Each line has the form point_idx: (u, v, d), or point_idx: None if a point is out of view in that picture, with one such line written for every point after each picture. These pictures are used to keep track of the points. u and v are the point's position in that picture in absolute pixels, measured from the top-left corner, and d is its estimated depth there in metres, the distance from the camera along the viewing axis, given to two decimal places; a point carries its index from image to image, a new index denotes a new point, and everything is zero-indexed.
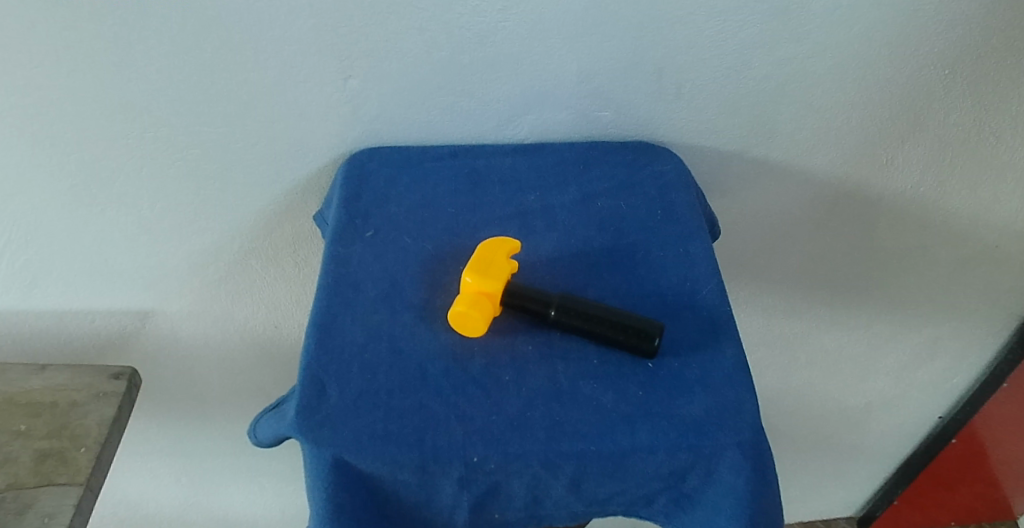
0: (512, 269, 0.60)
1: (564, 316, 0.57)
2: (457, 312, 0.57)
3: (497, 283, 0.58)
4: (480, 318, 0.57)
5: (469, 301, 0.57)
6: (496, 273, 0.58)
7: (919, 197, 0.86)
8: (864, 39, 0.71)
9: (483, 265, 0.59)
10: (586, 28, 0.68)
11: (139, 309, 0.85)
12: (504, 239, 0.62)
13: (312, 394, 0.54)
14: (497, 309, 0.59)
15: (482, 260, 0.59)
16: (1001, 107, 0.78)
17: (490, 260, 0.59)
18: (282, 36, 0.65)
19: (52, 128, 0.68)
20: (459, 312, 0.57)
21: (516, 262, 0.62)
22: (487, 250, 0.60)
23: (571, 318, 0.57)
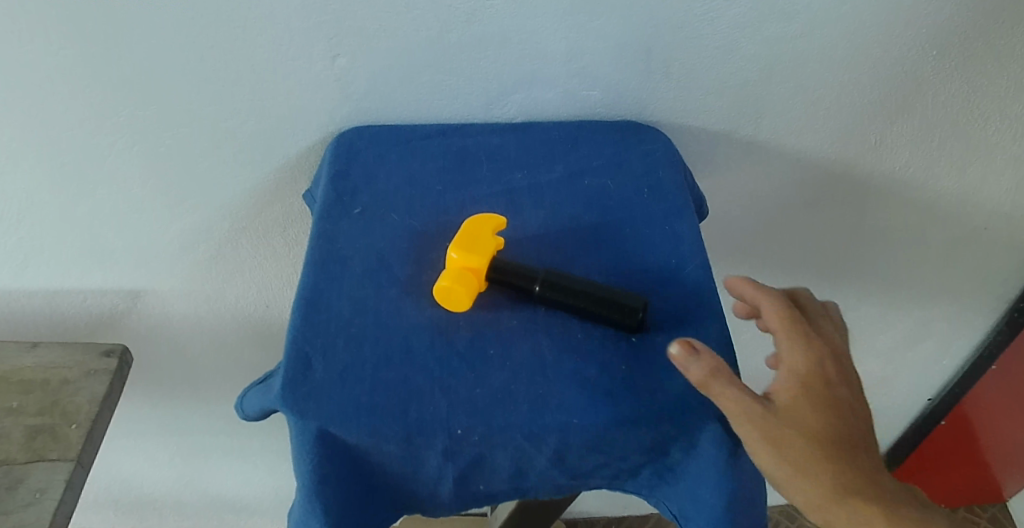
0: (497, 245, 0.60)
1: (548, 292, 0.58)
2: (442, 287, 0.57)
3: (482, 259, 0.58)
4: (465, 293, 0.57)
5: (454, 276, 0.57)
6: (482, 249, 0.59)
7: (906, 177, 0.86)
8: (852, 20, 0.71)
9: (469, 241, 0.59)
10: (574, 7, 0.68)
11: (130, 288, 0.85)
12: (491, 216, 0.62)
13: (298, 367, 0.55)
14: (483, 285, 0.59)
15: (468, 237, 0.60)
16: (989, 87, 0.78)
17: (475, 236, 0.60)
18: (271, 14, 0.65)
19: (43, 105, 0.68)
20: (443, 286, 0.57)
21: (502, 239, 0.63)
22: (473, 225, 0.61)
23: (555, 293, 0.58)
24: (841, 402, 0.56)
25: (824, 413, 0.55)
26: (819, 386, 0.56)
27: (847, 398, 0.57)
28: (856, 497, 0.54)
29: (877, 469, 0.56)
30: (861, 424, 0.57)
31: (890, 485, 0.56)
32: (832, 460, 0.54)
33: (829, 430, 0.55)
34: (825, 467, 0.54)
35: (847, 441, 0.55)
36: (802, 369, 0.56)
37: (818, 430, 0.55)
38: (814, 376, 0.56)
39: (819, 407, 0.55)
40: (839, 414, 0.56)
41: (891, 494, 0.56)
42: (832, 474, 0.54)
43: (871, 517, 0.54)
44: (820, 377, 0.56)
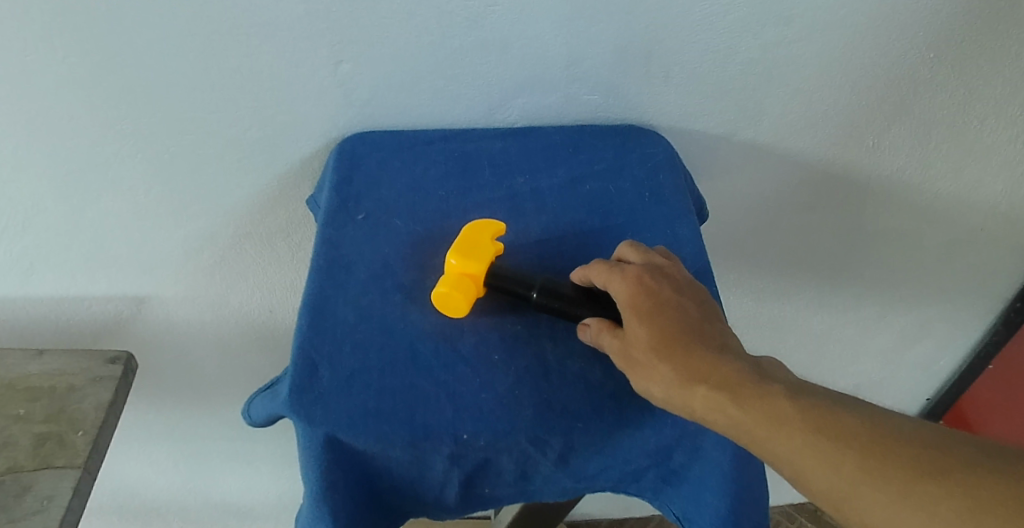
0: (497, 250, 0.60)
1: (547, 299, 0.58)
2: (440, 292, 0.58)
3: (481, 264, 0.59)
4: (463, 299, 0.58)
5: (452, 282, 0.58)
6: (480, 255, 0.59)
7: (904, 179, 0.86)
8: (851, 22, 0.72)
9: (468, 247, 0.60)
10: (575, 13, 0.68)
11: (135, 295, 0.86)
12: (490, 221, 0.62)
13: (305, 373, 0.56)
14: (481, 290, 0.60)
15: (467, 242, 0.60)
16: (986, 89, 0.79)
17: (475, 241, 0.60)
18: (273, 21, 0.66)
19: (47, 115, 0.69)
20: (442, 292, 0.58)
21: (501, 243, 0.63)
22: (472, 231, 0.61)
23: (553, 300, 0.58)
24: (671, 308, 0.56)
25: (650, 317, 0.55)
26: (640, 296, 0.56)
27: (676, 299, 0.56)
28: (700, 383, 0.52)
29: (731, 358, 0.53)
30: (703, 322, 0.56)
31: (742, 365, 0.52)
32: (666, 356, 0.53)
33: (662, 335, 0.54)
34: (657, 364, 0.53)
35: (683, 335, 0.54)
36: (622, 288, 0.57)
37: (645, 335, 0.55)
38: (634, 289, 0.56)
39: (644, 316, 0.55)
40: (664, 314, 0.55)
41: (742, 371, 0.52)
42: (668, 367, 0.53)
43: (721, 398, 0.51)
44: (640, 289, 0.56)
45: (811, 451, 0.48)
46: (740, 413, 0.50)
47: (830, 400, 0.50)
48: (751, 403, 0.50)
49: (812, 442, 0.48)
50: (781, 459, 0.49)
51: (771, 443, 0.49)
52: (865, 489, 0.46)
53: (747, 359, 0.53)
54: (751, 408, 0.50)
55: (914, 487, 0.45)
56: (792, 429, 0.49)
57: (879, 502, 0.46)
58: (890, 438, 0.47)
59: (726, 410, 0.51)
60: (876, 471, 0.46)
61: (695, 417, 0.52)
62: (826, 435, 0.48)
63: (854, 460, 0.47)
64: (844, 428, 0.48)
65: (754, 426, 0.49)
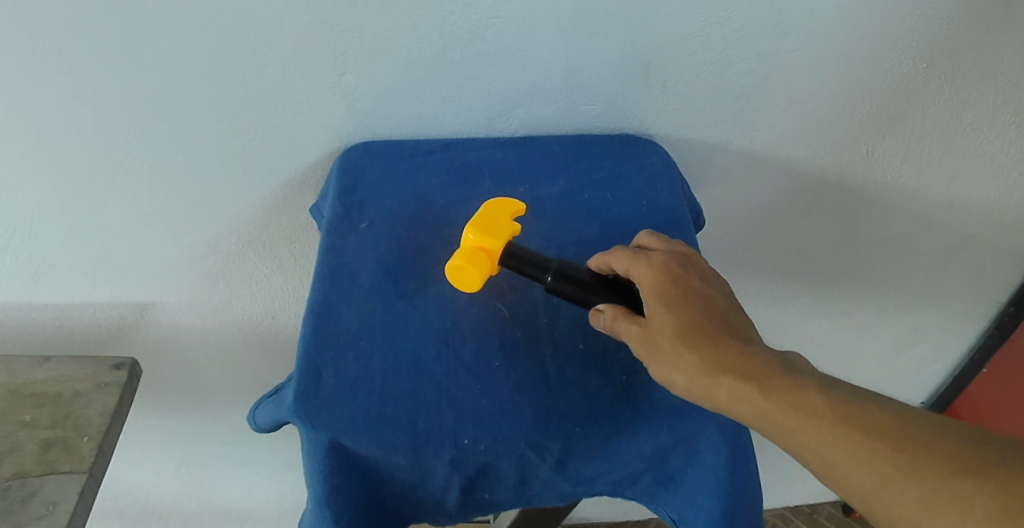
0: (515, 228, 0.62)
1: (559, 284, 0.60)
2: (454, 265, 0.60)
3: (498, 241, 0.60)
4: (476, 273, 0.59)
5: (467, 256, 0.60)
6: (498, 232, 0.61)
7: (898, 186, 0.88)
8: (844, 34, 0.73)
9: (485, 223, 0.61)
10: (574, 25, 0.70)
11: (138, 301, 0.87)
12: (511, 201, 0.63)
13: (309, 379, 0.57)
14: (496, 267, 0.61)
15: (486, 219, 0.61)
16: (978, 98, 0.80)
17: (493, 218, 0.62)
18: (279, 34, 0.67)
19: (55, 124, 0.70)
20: (456, 265, 0.60)
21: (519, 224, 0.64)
22: (491, 209, 0.62)
23: (565, 286, 0.60)
24: (696, 298, 0.59)
25: (674, 308, 0.58)
26: (663, 285, 0.59)
27: (700, 291, 0.59)
28: (727, 375, 0.55)
29: (754, 348, 0.56)
30: (727, 316, 0.59)
31: (770, 359, 0.55)
32: (692, 347, 0.56)
33: (690, 326, 0.57)
34: (684, 352, 0.56)
35: (709, 328, 0.57)
36: (647, 276, 0.59)
37: (670, 323, 0.57)
38: (660, 278, 0.59)
39: (671, 305, 0.58)
40: (689, 304, 0.58)
41: (771, 365, 0.55)
42: (695, 357, 0.56)
43: (749, 389, 0.54)
44: (664, 278, 0.59)
45: (839, 445, 0.50)
46: (768, 404, 0.53)
47: (857, 395, 0.52)
48: (780, 395, 0.53)
49: (841, 435, 0.51)
50: (808, 450, 0.51)
51: (800, 434, 0.52)
52: (892, 484, 0.49)
53: (774, 353, 0.56)
54: (780, 399, 0.53)
55: (942, 482, 0.48)
56: (820, 420, 0.51)
57: (906, 496, 0.48)
58: (918, 433, 0.50)
59: (754, 401, 0.53)
60: (904, 465, 0.49)
61: (720, 407, 0.55)
62: (854, 428, 0.51)
63: (885, 455, 0.50)
64: (873, 423, 0.51)
65: (782, 417, 0.52)
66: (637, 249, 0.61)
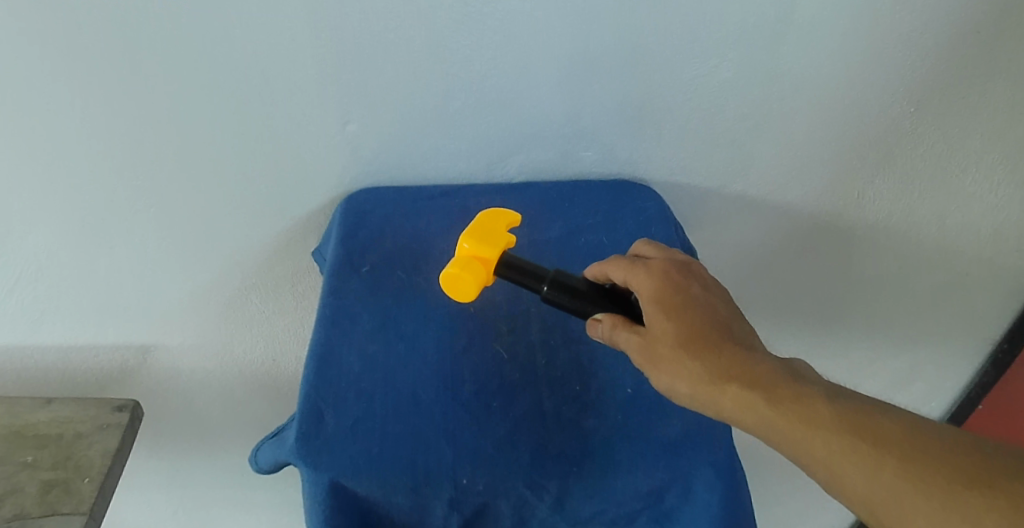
0: (510, 238, 0.65)
1: (556, 293, 0.62)
2: (450, 273, 0.62)
3: (493, 250, 0.63)
4: (471, 281, 0.62)
5: (462, 265, 0.62)
6: (493, 242, 0.64)
7: (889, 228, 0.90)
8: (831, 83, 0.76)
9: (481, 234, 0.64)
10: (571, 75, 0.72)
11: (141, 343, 0.88)
12: (505, 213, 0.67)
13: (311, 420, 0.59)
14: (490, 276, 0.64)
15: (481, 230, 0.64)
16: (966, 142, 0.82)
17: (488, 229, 0.65)
18: (283, 82, 0.69)
19: (65, 171, 0.72)
20: (452, 273, 0.62)
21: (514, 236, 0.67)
22: (488, 219, 0.66)
23: (562, 295, 0.62)
24: (697, 306, 0.60)
25: (675, 315, 0.60)
26: (663, 294, 0.61)
27: (700, 299, 0.61)
28: (731, 383, 0.56)
29: (757, 356, 0.58)
30: (729, 323, 0.60)
31: (773, 367, 0.57)
32: (696, 355, 0.58)
33: (693, 335, 0.59)
34: (687, 362, 0.58)
35: (712, 336, 0.59)
36: (647, 285, 0.61)
37: (672, 332, 0.59)
38: (659, 287, 0.61)
39: (672, 314, 0.60)
40: (690, 312, 0.60)
41: (776, 373, 0.56)
42: (699, 367, 0.58)
43: (754, 399, 0.55)
44: (663, 287, 0.61)
45: (846, 456, 0.52)
46: (774, 414, 0.55)
47: (862, 403, 0.54)
48: (786, 405, 0.55)
49: (847, 446, 0.52)
50: (814, 459, 0.53)
51: (806, 444, 0.53)
52: (901, 495, 0.51)
53: (777, 360, 0.58)
54: (787, 409, 0.54)
55: (950, 497, 0.50)
56: (827, 431, 0.53)
57: (912, 507, 0.50)
58: (924, 442, 0.52)
59: (759, 411, 0.55)
60: (911, 478, 0.51)
61: (725, 414, 0.57)
62: (860, 439, 0.52)
63: (893, 466, 0.51)
64: (880, 432, 0.52)
65: (789, 426, 0.54)
66: (635, 258, 0.63)
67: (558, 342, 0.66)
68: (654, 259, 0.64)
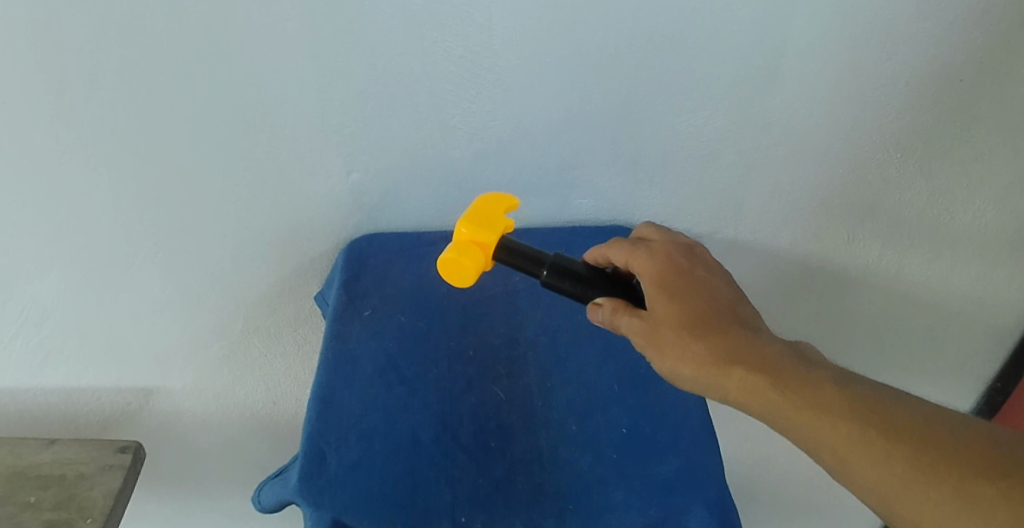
0: (508, 223, 0.65)
1: (556, 278, 0.64)
2: (449, 259, 0.63)
3: (491, 235, 0.64)
4: (470, 265, 0.63)
5: (460, 251, 0.63)
6: (491, 227, 0.64)
7: (877, 271, 0.92)
8: (816, 134, 0.79)
9: (480, 219, 0.65)
10: (567, 126, 0.75)
11: (144, 386, 0.89)
12: (505, 198, 0.67)
13: (313, 462, 0.61)
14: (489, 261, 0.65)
15: (480, 215, 0.65)
16: (952, 188, 0.84)
17: (487, 214, 0.65)
18: (292, 135, 0.72)
19: (76, 219, 0.74)
20: (451, 259, 0.63)
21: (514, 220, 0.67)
22: (488, 203, 0.66)
23: (563, 280, 0.64)
24: (700, 291, 0.65)
25: (678, 299, 0.64)
26: (664, 278, 0.65)
27: (702, 283, 0.65)
28: (737, 366, 0.60)
29: (762, 340, 0.62)
30: (733, 306, 0.64)
31: (778, 350, 0.61)
32: (700, 338, 0.62)
33: (699, 318, 0.63)
34: (693, 344, 0.61)
35: (716, 319, 0.62)
36: (649, 268, 0.66)
37: (675, 314, 0.63)
38: (663, 271, 0.65)
39: (677, 297, 0.64)
40: (694, 296, 0.64)
41: (782, 358, 0.60)
42: (705, 348, 0.61)
43: (761, 382, 0.59)
44: (665, 272, 0.65)
45: (856, 442, 0.56)
46: (781, 398, 0.58)
47: (866, 388, 0.58)
48: (794, 390, 0.58)
49: (857, 432, 0.56)
50: (820, 443, 0.57)
51: (815, 429, 0.57)
52: (911, 482, 0.54)
53: (782, 343, 0.61)
54: (793, 394, 0.58)
55: (962, 485, 0.53)
56: (834, 415, 0.57)
57: (923, 495, 0.54)
58: (932, 430, 0.55)
59: (767, 395, 0.59)
60: (921, 465, 0.54)
61: (731, 398, 0.60)
62: (869, 425, 0.56)
63: (903, 454, 0.55)
64: (888, 420, 0.56)
65: (795, 410, 0.58)
66: (637, 244, 0.68)
67: (555, 383, 0.70)
68: (656, 246, 0.68)
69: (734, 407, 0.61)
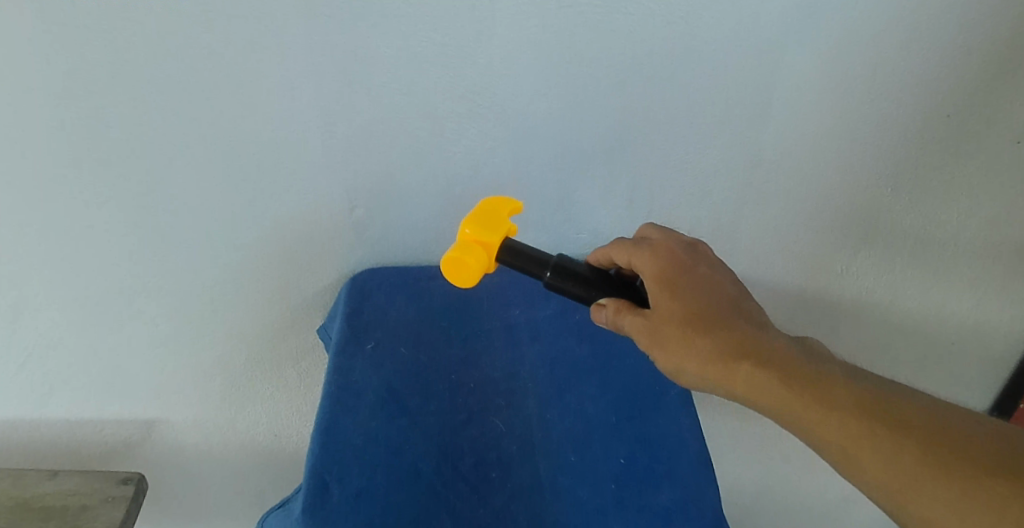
0: (509, 226, 0.67)
1: (558, 280, 0.65)
2: (452, 257, 0.64)
3: (494, 237, 0.65)
4: (473, 264, 0.64)
5: (463, 250, 0.64)
6: (494, 228, 0.66)
7: (871, 302, 0.94)
8: (808, 169, 0.81)
9: (482, 221, 0.66)
10: (565, 162, 0.77)
11: (146, 418, 0.90)
12: (506, 202, 0.69)
13: (316, 492, 0.62)
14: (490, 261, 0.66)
15: (482, 217, 0.67)
16: (941, 220, 0.86)
17: (489, 217, 0.67)
18: (297, 172, 0.74)
19: (84, 252, 0.75)
20: (454, 258, 0.64)
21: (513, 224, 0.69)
22: (490, 206, 0.68)
23: (564, 281, 0.66)
24: (703, 286, 0.65)
25: (681, 296, 0.64)
26: (665, 274, 0.65)
27: (705, 279, 0.65)
28: (742, 362, 0.61)
29: (768, 337, 0.62)
30: (738, 303, 0.65)
31: (783, 347, 0.61)
32: (704, 334, 0.62)
33: (704, 314, 0.63)
34: (698, 341, 0.62)
35: (721, 315, 0.63)
36: (650, 265, 0.66)
37: (678, 311, 0.63)
38: (665, 268, 0.65)
39: (680, 293, 0.64)
40: (697, 292, 0.64)
41: (787, 355, 0.61)
42: (710, 345, 0.62)
43: (766, 378, 0.60)
44: (668, 267, 0.65)
45: (862, 439, 0.57)
46: (786, 394, 0.59)
47: (871, 385, 0.59)
48: (800, 387, 0.59)
49: (862, 429, 0.57)
50: (826, 439, 0.58)
51: (821, 425, 0.58)
52: (918, 480, 0.55)
53: (787, 340, 0.62)
54: (799, 390, 0.59)
55: (969, 483, 0.54)
56: (838, 412, 0.58)
57: (929, 492, 0.55)
58: (937, 428, 0.57)
59: (773, 390, 0.60)
60: (928, 463, 0.55)
61: (735, 393, 0.61)
62: (875, 423, 0.57)
63: (909, 451, 0.56)
64: (893, 418, 0.57)
65: (800, 406, 0.59)
66: (639, 241, 0.68)
67: (553, 415, 0.71)
68: (658, 242, 0.68)
69: (739, 402, 0.62)
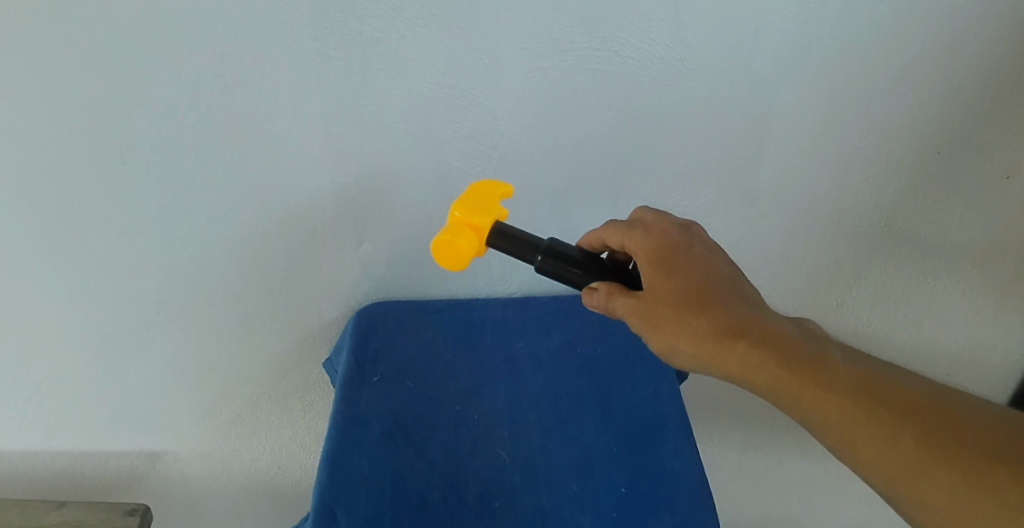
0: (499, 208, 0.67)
1: (549, 262, 0.65)
2: (442, 241, 0.65)
3: (482, 218, 0.65)
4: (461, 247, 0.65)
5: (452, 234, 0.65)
6: (482, 211, 0.66)
7: (867, 335, 0.95)
8: (802, 205, 0.83)
9: (472, 203, 0.67)
10: (566, 198, 0.80)
11: (152, 450, 0.91)
12: (496, 184, 0.69)
13: (323, 520, 0.64)
14: (481, 244, 0.66)
15: (472, 200, 0.67)
16: (932, 254, 0.88)
17: (479, 200, 0.67)
18: (307, 208, 0.76)
19: (98, 285, 0.77)
20: (444, 242, 0.65)
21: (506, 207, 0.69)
22: (481, 189, 0.68)
23: (556, 263, 0.65)
24: (697, 268, 0.65)
25: (676, 276, 0.64)
26: (660, 256, 0.66)
27: (700, 261, 0.66)
28: (739, 341, 0.61)
29: (764, 318, 0.63)
30: (732, 283, 0.65)
31: (778, 329, 0.62)
32: (700, 314, 0.63)
33: (699, 295, 0.64)
34: (695, 321, 0.62)
35: (716, 296, 0.64)
36: (645, 249, 0.66)
37: (674, 292, 0.64)
38: (660, 251, 0.66)
39: (676, 275, 0.64)
40: (692, 274, 0.65)
41: (783, 337, 0.62)
42: (707, 326, 0.62)
43: (763, 359, 0.61)
44: (661, 249, 0.66)
45: (860, 422, 0.58)
46: (784, 375, 0.60)
47: (868, 368, 0.60)
48: (797, 368, 0.60)
49: (861, 412, 0.58)
50: (823, 420, 0.59)
51: (820, 407, 0.59)
52: (918, 463, 0.56)
53: (782, 321, 0.63)
54: (797, 371, 0.60)
55: (969, 468, 0.55)
56: (836, 394, 0.59)
57: (929, 475, 0.56)
58: (935, 411, 0.57)
59: (771, 370, 0.60)
60: (928, 446, 0.56)
61: (731, 374, 0.62)
62: (873, 406, 0.58)
63: (908, 434, 0.57)
64: (891, 401, 0.58)
65: (798, 388, 0.60)
66: (632, 224, 0.68)
67: (555, 444, 0.72)
68: (651, 224, 0.68)
69: (734, 382, 0.62)
